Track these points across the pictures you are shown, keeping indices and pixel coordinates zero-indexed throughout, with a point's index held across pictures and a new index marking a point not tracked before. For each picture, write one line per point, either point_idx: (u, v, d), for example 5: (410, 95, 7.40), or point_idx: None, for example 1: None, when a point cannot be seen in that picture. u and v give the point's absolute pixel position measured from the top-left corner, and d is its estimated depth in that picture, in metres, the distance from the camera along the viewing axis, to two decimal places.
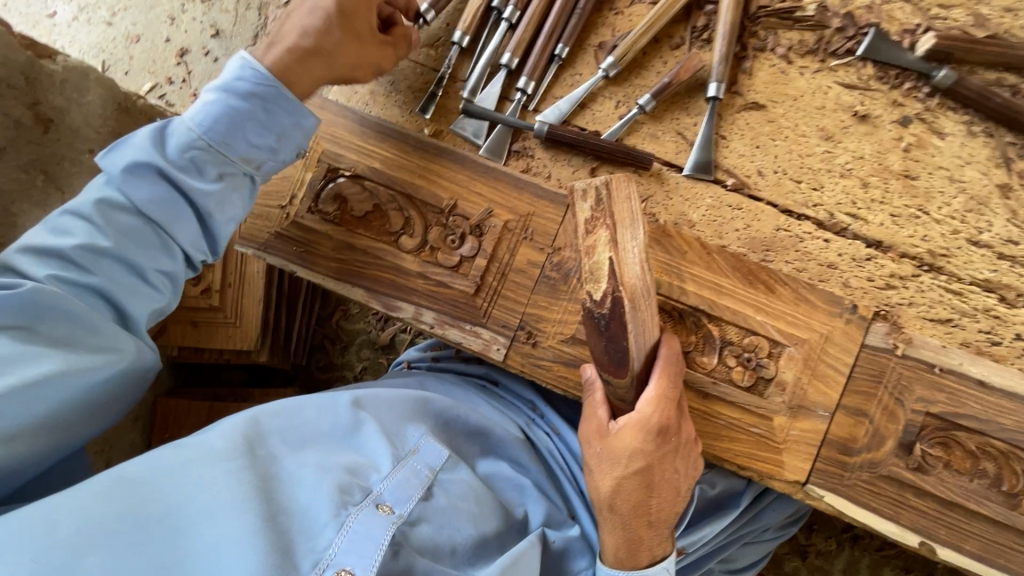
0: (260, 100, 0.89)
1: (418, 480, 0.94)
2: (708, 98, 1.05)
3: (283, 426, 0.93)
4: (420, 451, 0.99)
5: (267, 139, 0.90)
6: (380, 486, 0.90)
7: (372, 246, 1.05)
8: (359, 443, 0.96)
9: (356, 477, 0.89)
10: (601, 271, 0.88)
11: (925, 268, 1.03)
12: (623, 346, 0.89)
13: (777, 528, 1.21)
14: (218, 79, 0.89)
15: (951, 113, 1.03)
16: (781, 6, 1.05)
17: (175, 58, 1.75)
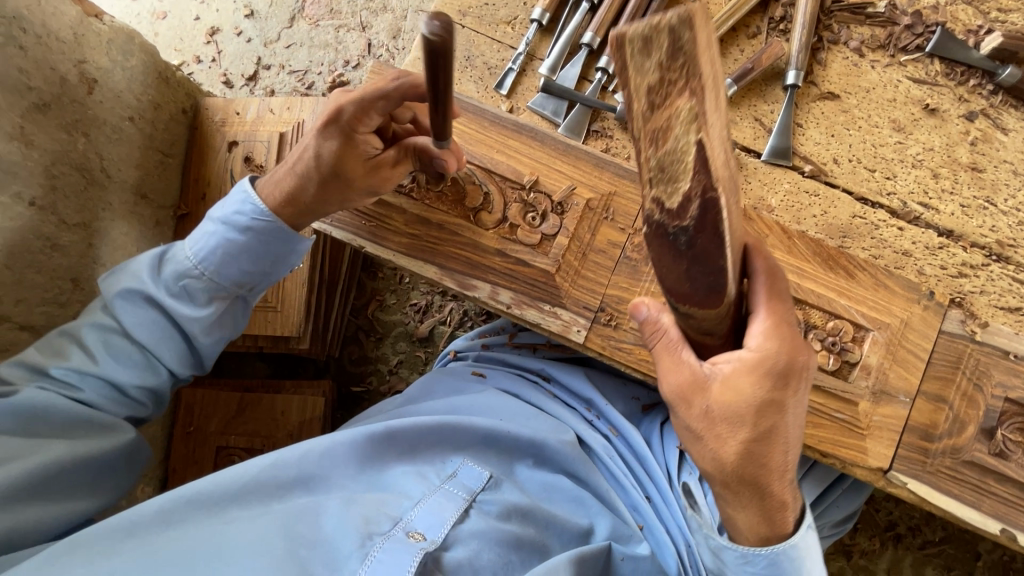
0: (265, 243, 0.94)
1: (453, 504, 0.91)
2: (786, 86, 1.06)
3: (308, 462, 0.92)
4: (458, 475, 0.97)
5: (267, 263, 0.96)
6: (410, 515, 0.88)
7: (449, 221, 1.01)
8: (392, 479, 0.95)
9: (385, 508, 0.88)
10: (685, 164, 0.58)
11: (993, 258, 1.05)
12: (716, 268, 0.62)
13: (833, 525, 1.15)
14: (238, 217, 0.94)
15: (1014, 110, 1.06)
16: (854, 2, 1.08)
17: (205, 37, 1.69)
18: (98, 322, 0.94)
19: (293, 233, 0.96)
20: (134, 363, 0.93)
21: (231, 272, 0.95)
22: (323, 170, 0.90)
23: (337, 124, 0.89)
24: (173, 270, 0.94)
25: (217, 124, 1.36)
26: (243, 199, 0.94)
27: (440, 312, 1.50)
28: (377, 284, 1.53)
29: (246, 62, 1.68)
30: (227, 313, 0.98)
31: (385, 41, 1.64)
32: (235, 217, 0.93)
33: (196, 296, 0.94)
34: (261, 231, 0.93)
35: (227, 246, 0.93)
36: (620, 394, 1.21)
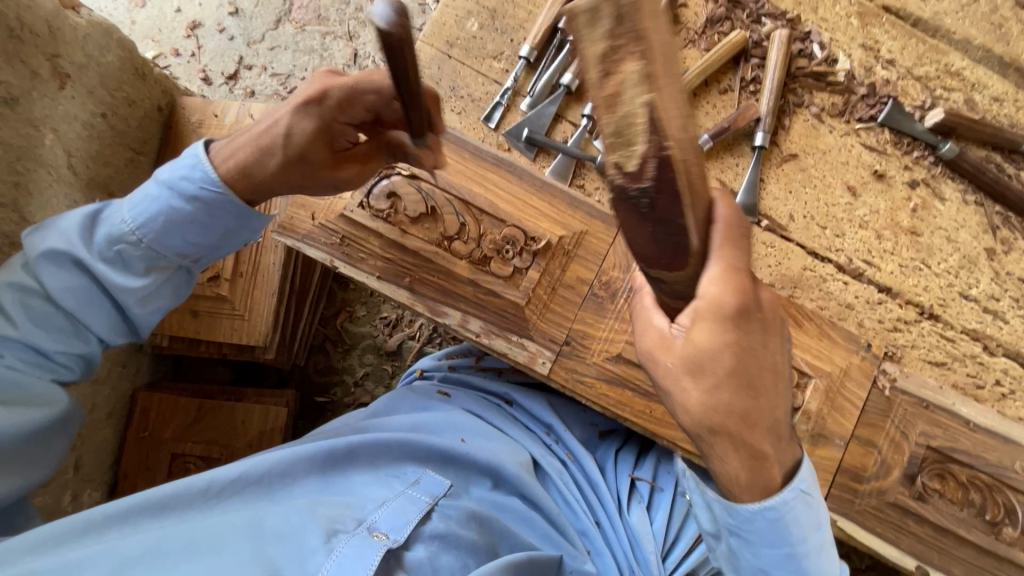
0: (209, 208, 0.89)
1: (415, 508, 0.95)
2: (754, 146, 1.14)
3: (266, 472, 0.95)
4: (420, 484, 1.01)
5: (212, 237, 0.91)
6: (373, 517, 0.92)
7: (423, 248, 1.04)
8: (356, 487, 0.99)
9: (350, 510, 0.92)
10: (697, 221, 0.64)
11: (925, 316, 1.15)
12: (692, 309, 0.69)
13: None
14: (189, 180, 0.88)
15: (951, 182, 1.17)
16: (817, 69, 1.17)
17: (185, 31, 1.66)
18: (17, 282, 0.85)
19: (245, 210, 0.91)
20: (65, 329, 0.88)
21: (175, 243, 0.90)
22: (290, 150, 0.87)
23: (321, 111, 0.87)
24: (108, 234, 0.87)
25: (193, 125, 1.34)
26: (194, 165, 0.88)
27: (410, 327, 1.52)
28: (348, 295, 1.54)
29: (227, 60, 1.65)
30: (166, 282, 0.93)
31: (371, 52, 1.64)
32: (182, 183, 0.88)
33: (134, 266, 0.89)
34: (210, 205, 0.89)
35: (173, 216, 0.87)
36: (578, 422, 1.26)
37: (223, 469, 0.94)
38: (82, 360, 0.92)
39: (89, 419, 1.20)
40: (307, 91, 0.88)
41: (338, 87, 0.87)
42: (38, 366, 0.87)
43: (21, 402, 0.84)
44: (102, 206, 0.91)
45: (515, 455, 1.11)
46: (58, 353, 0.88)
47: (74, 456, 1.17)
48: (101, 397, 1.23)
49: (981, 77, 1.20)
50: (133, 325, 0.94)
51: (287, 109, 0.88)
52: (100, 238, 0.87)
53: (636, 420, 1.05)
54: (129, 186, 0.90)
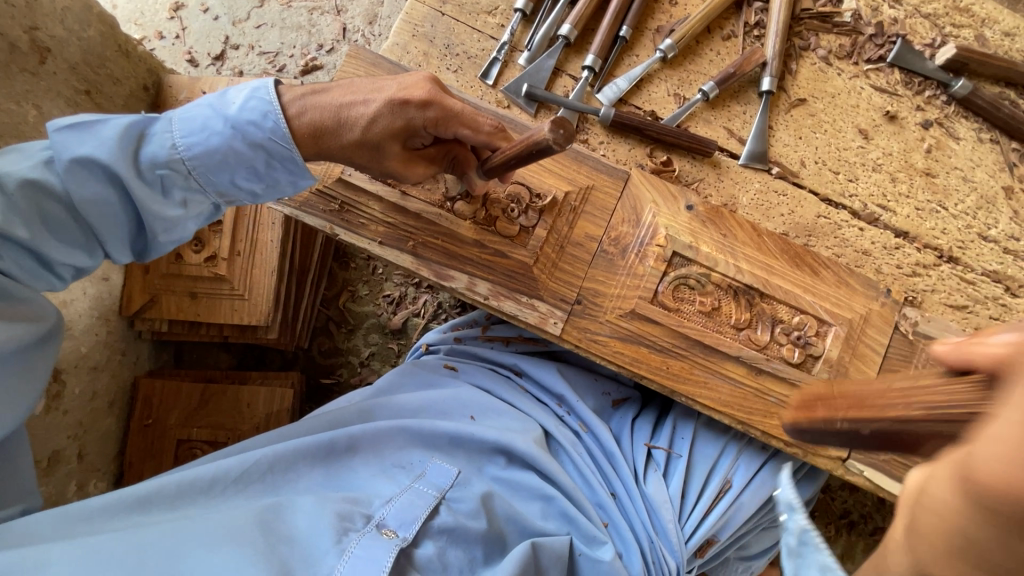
0: (267, 155, 0.84)
1: (423, 501, 0.92)
2: (761, 92, 1.10)
3: (268, 468, 0.93)
4: (426, 475, 0.98)
5: (257, 183, 0.87)
6: (382, 512, 0.89)
7: (426, 210, 1.00)
8: (361, 479, 0.96)
9: (357, 505, 0.89)
10: None
11: (944, 260, 1.11)
12: None
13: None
14: (248, 118, 0.82)
15: (965, 120, 1.13)
16: (822, 10, 1.13)
17: (168, 13, 1.61)
18: (39, 180, 0.79)
19: (301, 168, 0.87)
20: (75, 241, 0.85)
21: (219, 182, 0.85)
22: (366, 138, 0.85)
23: (410, 110, 0.84)
24: (153, 155, 0.82)
25: (181, 103, 1.30)
26: (266, 107, 0.82)
27: (414, 304, 1.49)
28: (349, 275, 1.50)
29: (212, 41, 1.60)
30: (197, 216, 0.90)
31: (361, 26, 1.60)
32: (249, 126, 0.82)
33: (170, 194, 0.85)
34: (271, 154, 0.84)
35: (227, 155, 0.83)
36: (591, 391, 1.22)
37: (222, 464, 0.92)
38: (77, 272, 0.91)
39: (90, 407, 1.17)
40: (431, 88, 0.86)
41: (444, 104, 0.85)
42: (39, 275, 0.86)
43: (18, 317, 0.84)
44: (151, 117, 0.85)
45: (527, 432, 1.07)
46: (61, 266, 0.86)
47: (77, 445, 1.14)
48: (102, 385, 1.20)
49: (991, 12, 1.17)
50: (151, 251, 0.92)
51: (395, 92, 0.84)
52: (143, 157, 0.82)
53: (654, 378, 1.02)
54: (198, 107, 0.84)
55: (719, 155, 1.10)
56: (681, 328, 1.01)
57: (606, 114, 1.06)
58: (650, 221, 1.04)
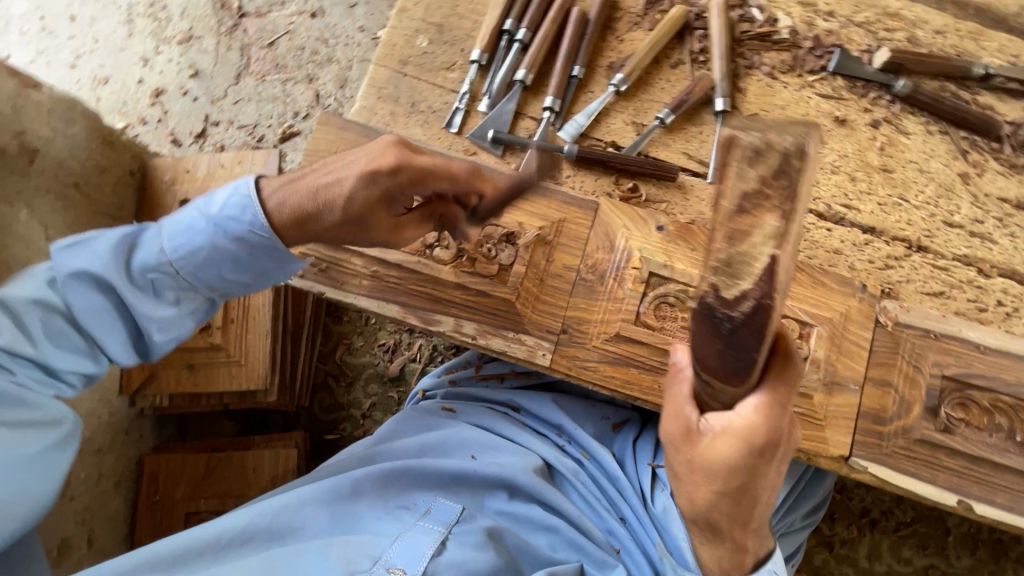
0: (250, 247, 0.89)
1: (428, 540, 0.96)
2: (716, 112, 1.15)
3: (273, 522, 0.97)
4: (430, 514, 1.01)
5: (244, 274, 0.92)
6: (388, 553, 0.93)
7: (407, 260, 1.04)
8: (368, 520, 0.99)
9: (363, 548, 0.94)
10: (750, 268, 0.66)
11: (914, 249, 1.14)
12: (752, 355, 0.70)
13: (804, 518, 1.22)
14: (227, 216, 0.88)
15: (912, 116, 1.18)
16: (760, 31, 1.20)
17: (150, 99, 1.70)
18: (43, 298, 0.87)
19: (286, 256, 0.92)
20: (78, 348, 0.89)
21: (208, 277, 0.91)
22: (348, 216, 0.87)
23: (382, 180, 0.87)
24: (144, 259, 0.88)
25: (167, 184, 1.36)
26: (244, 205, 0.88)
27: (410, 350, 1.51)
28: (343, 328, 1.53)
29: (193, 120, 1.68)
30: (191, 313, 0.95)
31: (333, 91, 1.68)
32: (231, 223, 0.88)
33: (162, 294, 0.91)
34: (254, 246, 0.89)
35: (214, 254, 0.88)
36: (590, 417, 1.23)
37: (230, 520, 0.97)
38: (87, 378, 0.94)
39: (97, 490, 1.18)
40: (392, 159, 0.87)
41: (414, 164, 0.88)
42: (48, 385, 0.90)
43: (31, 423, 0.87)
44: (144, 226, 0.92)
45: (526, 465, 1.10)
46: (69, 373, 0.91)
47: (86, 530, 1.14)
48: (107, 467, 1.21)
49: (920, 13, 1.24)
50: (151, 352, 0.95)
51: (358, 170, 0.86)
52: (135, 264, 0.88)
53: (647, 398, 1.04)
54: (184, 211, 0.90)
55: (683, 174, 1.15)
56: (667, 346, 1.04)
57: (571, 150, 1.11)
58: (624, 246, 1.07)
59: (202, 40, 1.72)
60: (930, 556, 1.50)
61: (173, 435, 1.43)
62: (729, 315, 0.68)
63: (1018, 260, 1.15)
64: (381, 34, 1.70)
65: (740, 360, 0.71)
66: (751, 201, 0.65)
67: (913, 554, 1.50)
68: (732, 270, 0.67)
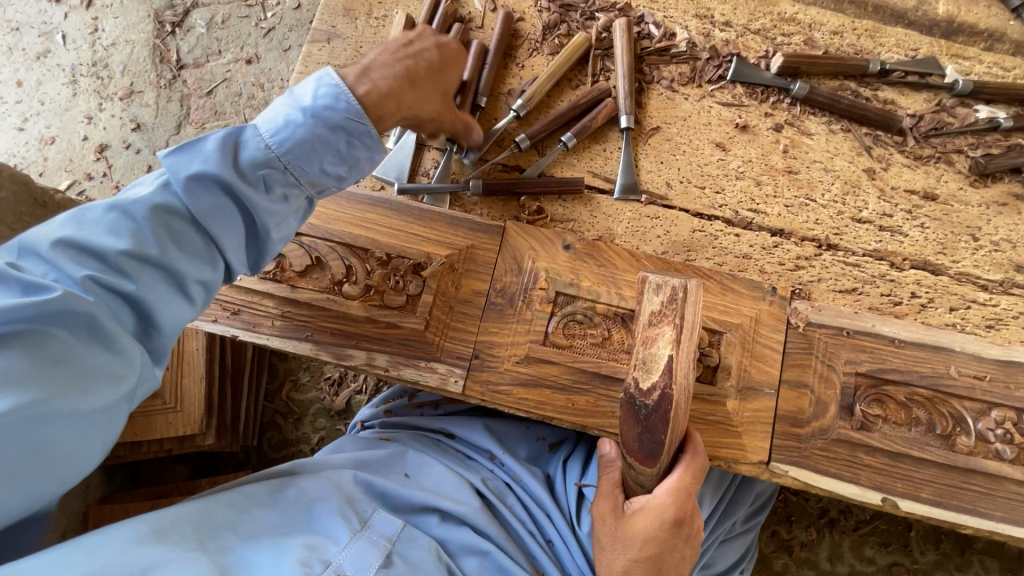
0: (344, 131, 0.85)
1: (376, 549, 0.96)
2: (622, 129, 1.16)
3: (230, 512, 0.96)
4: (375, 525, 1.02)
5: (338, 165, 0.87)
6: (340, 557, 0.92)
7: (315, 297, 1.06)
8: (319, 523, 0.99)
9: (316, 549, 0.92)
10: (656, 366, 0.81)
11: (825, 248, 1.15)
12: (660, 438, 0.82)
13: (744, 523, 1.29)
14: (314, 101, 0.84)
15: (813, 117, 1.20)
16: (658, 46, 1.22)
17: (94, 155, 1.74)
18: (108, 221, 0.76)
19: (377, 142, 0.88)
20: (186, 269, 0.81)
21: (312, 171, 0.85)
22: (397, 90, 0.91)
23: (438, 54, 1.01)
24: (259, 156, 0.82)
25: None
26: (334, 90, 0.85)
27: (355, 381, 1.53)
28: (288, 365, 1.55)
29: (137, 172, 1.73)
30: (296, 212, 0.89)
31: None
32: (325, 109, 0.84)
33: (273, 190, 0.84)
34: (351, 130, 0.85)
35: (318, 142, 0.83)
36: (524, 440, 1.29)
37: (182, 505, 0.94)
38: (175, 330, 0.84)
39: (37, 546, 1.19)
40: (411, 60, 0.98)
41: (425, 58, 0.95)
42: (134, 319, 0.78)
43: (101, 373, 0.74)
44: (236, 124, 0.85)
45: (463, 487, 1.14)
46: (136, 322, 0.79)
47: None
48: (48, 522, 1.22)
49: (816, 16, 1.26)
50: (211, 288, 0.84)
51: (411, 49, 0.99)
52: (246, 161, 0.82)
53: (562, 417, 1.04)
54: (274, 107, 0.85)
55: (589, 192, 1.16)
56: (577, 364, 1.04)
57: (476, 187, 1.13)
58: (531, 268, 1.09)
59: (142, 94, 1.78)
60: (893, 553, 1.48)
61: (124, 484, 1.44)
62: (643, 401, 0.81)
63: (929, 250, 1.15)
64: None
65: (655, 442, 0.83)
66: (654, 316, 0.83)
67: (875, 552, 1.48)
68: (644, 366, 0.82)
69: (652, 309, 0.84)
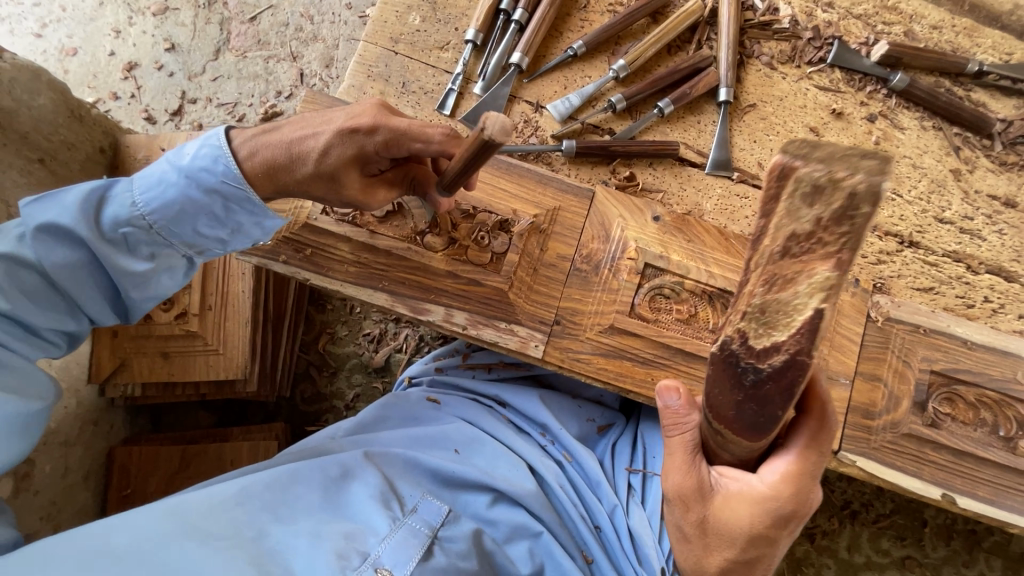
0: (221, 198, 0.81)
1: (418, 540, 0.94)
2: (719, 103, 1.13)
3: (270, 496, 0.94)
4: (419, 511, 0.99)
5: (217, 231, 0.84)
6: (378, 550, 0.89)
7: (395, 246, 1.00)
8: (358, 508, 0.96)
9: (354, 541, 0.89)
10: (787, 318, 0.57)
11: (906, 245, 1.15)
12: (771, 412, 0.61)
13: None
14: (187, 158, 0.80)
15: (907, 111, 1.18)
16: (762, 19, 1.18)
17: (122, 73, 1.61)
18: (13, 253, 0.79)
19: (261, 209, 0.84)
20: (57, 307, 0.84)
21: (183, 233, 0.82)
22: (321, 170, 0.81)
23: (359, 138, 0.80)
24: (116, 215, 0.80)
25: (140, 162, 1.28)
26: (214, 154, 0.80)
27: (395, 340, 1.48)
28: (326, 317, 1.48)
29: (169, 96, 1.60)
30: (170, 270, 0.86)
31: (318, 70, 1.62)
32: (201, 173, 0.79)
33: (138, 250, 0.82)
34: (227, 196, 0.81)
35: (187, 208, 0.80)
36: (576, 417, 1.23)
37: (220, 488, 0.93)
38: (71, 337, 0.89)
39: (64, 483, 1.12)
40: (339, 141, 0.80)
41: (391, 124, 0.80)
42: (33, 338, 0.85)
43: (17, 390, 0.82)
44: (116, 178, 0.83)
45: (512, 467, 1.09)
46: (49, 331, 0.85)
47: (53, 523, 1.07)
48: (74, 459, 1.14)
49: (917, 7, 1.23)
50: (131, 311, 0.89)
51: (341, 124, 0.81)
52: (110, 218, 0.80)
53: (639, 391, 1.02)
54: (156, 162, 0.81)
55: (680, 165, 1.13)
56: (662, 338, 1.02)
57: (569, 146, 1.08)
58: (619, 236, 1.05)
59: (179, 12, 1.64)
60: (907, 547, 1.53)
61: (146, 427, 1.37)
62: (754, 365, 0.60)
63: (1005, 256, 1.16)
64: (370, 12, 1.64)
65: (759, 418, 0.62)
66: (802, 243, 0.56)
67: (892, 545, 1.53)
68: (767, 318, 0.59)
69: (794, 229, 0.57)
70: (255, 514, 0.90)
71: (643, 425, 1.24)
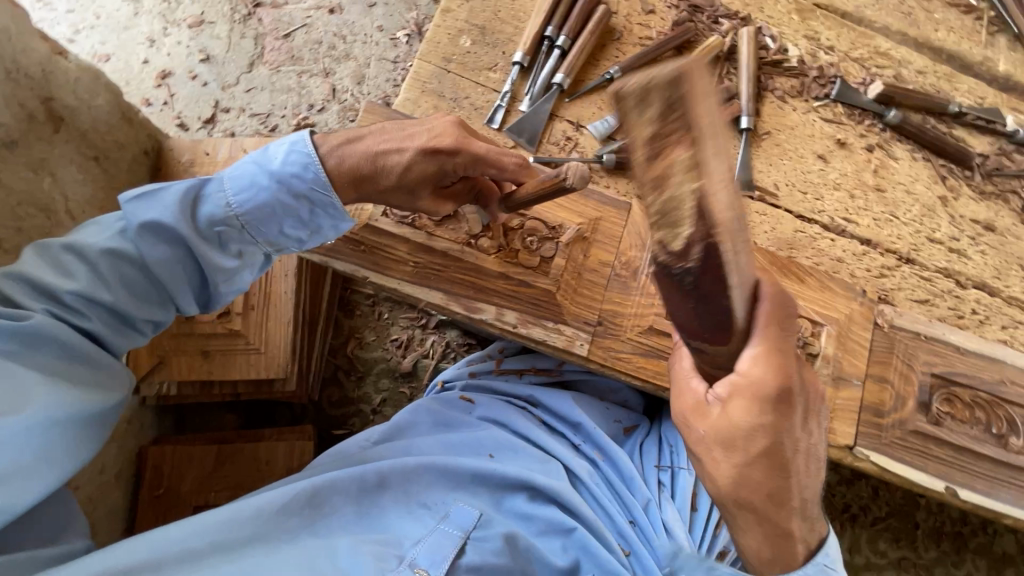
0: (308, 202, 0.86)
1: (451, 542, 0.96)
2: (742, 129, 1.25)
3: (308, 506, 0.96)
4: (451, 516, 1.01)
5: (299, 231, 0.89)
6: (413, 553, 0.93)
7: (451, 248, 1.06)
8: (391, 519, 0.99)
9: (390, 547, 0.93)
10: None
11: (903, 261, 1.28)
12: None
13: None
14: (279, 163, 0.85)
15: (900, 143, 1.33)
16: (774, 58, 1.32)
17: (155, 81, 1.64)
18: (114, 247, 0.82)
19: (341, 213, 0.89)
20: (152, 299, 0.87)
21: (270, 232, 0.87)
22: (402, 183, 0.89)
23: (441, 156, 0.89)
24: (212, 213, 0.84)
25: (184, 165, 1.31)
26: (304, 161, 0.85)
27: (422, 345, 1.51)
28: (355, 322, 1.51)
29: (202, 105, 1.64)
30: (251, 266, 0.91)
31: (350, 86, 1.68)
32: (294, 178, 0.85)
33: (228, 246, 0.87)
34: (314, 200, 0.86)
35: (277, 209, 0.85)
36: (604, 418, 1.27)
37: (265, 496, 0.94)
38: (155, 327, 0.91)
39: (99, 481, 1.11)
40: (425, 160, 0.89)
41: (470, 147, 0.90)
42: (121, 330, 0.87)
43: (90, 382, 0.83)
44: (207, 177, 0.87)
45: (545, 468, 1.12)
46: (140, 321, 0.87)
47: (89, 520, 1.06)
48: (109, 457, 1.14)
49: (905, 54, 1.40)
50: (213, 302, 0.92)
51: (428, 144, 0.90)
52: (205, 215, 0.84)
53: None
54: (245, 164, 0.86)
55: None
56: None
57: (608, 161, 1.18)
58: (655, 244, 1.13)
59: (214, 25, 1.69)
60: (902, 548, 1.63)
61: (172, 429, 1.36)
62: None
63: (987, 274, 1.30)
64: (401, 35, 1.72)
65: None
66: None
67: (888, 546, 1.62)
68: None
69: None
70: (297, 536, 0.93)
71: (665, 425, 1.29)
